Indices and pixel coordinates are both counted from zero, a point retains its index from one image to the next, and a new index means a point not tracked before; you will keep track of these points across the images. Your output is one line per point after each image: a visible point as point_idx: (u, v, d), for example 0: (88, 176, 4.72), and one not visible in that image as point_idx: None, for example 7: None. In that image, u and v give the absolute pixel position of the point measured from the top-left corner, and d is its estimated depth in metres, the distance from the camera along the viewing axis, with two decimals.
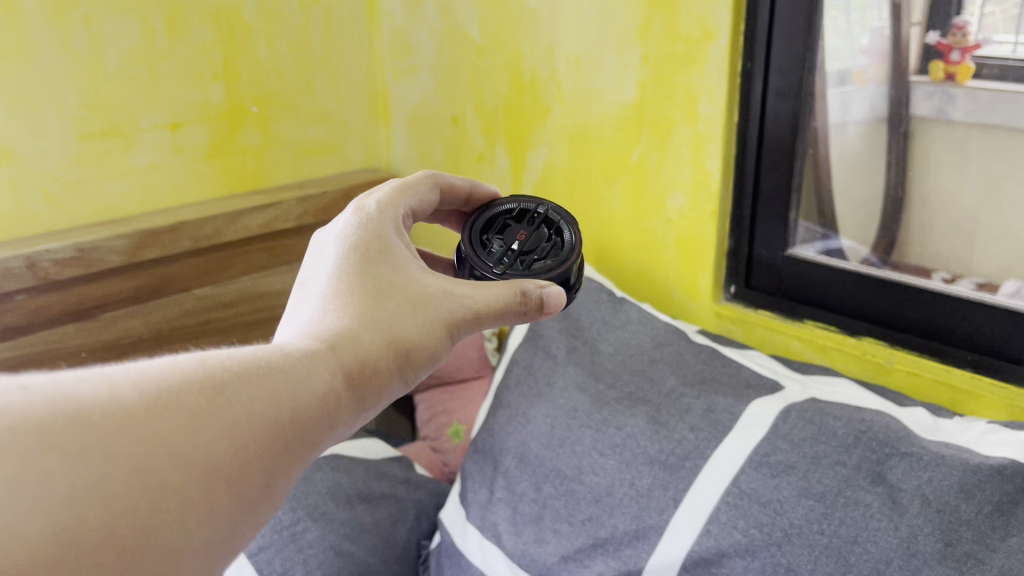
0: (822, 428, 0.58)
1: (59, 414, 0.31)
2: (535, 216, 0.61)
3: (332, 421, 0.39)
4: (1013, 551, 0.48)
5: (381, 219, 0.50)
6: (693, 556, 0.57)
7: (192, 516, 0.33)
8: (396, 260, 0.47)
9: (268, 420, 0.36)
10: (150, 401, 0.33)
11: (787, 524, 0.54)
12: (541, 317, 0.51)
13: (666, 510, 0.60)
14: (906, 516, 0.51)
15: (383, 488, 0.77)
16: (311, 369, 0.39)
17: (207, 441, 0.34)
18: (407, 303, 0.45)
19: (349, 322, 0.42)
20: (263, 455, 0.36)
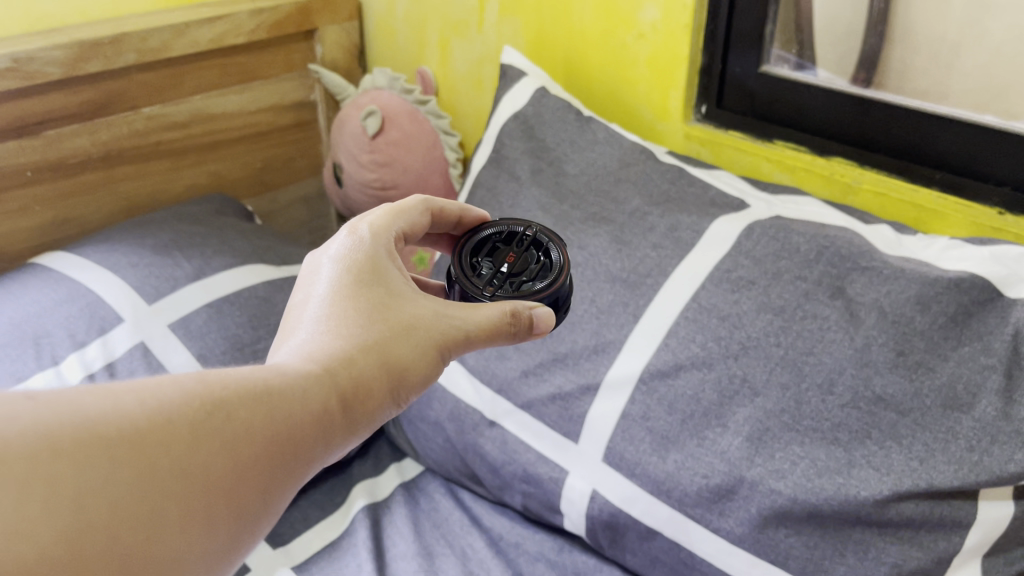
0: (785, 245, 0.57)
1: (64, 419, 0.31)
2: (523, 237, 0.56)
3: (327, 440, 0.38)
4: (964, 360, 0.49)
5: (375, 240, 0.48)
6: (650, 368, 0.58)
7: (186, 535, 0.32)
8: (391, 285, 0.45)
9: (264, 435, 0.36)
10: (153, 416, 0.33)
11: (745, 337, 0.55)
12: (531, 337, 0.48)
13: (625, 325, 0.60)
14: (862, 328, 0.52)
15: None
16: (306, 390, 0.38)
17: (209, 456, 0.33)
18: (399, 326, 0.43)
19: (343, 341, 0.41)
20: (261, 472, 0.35)
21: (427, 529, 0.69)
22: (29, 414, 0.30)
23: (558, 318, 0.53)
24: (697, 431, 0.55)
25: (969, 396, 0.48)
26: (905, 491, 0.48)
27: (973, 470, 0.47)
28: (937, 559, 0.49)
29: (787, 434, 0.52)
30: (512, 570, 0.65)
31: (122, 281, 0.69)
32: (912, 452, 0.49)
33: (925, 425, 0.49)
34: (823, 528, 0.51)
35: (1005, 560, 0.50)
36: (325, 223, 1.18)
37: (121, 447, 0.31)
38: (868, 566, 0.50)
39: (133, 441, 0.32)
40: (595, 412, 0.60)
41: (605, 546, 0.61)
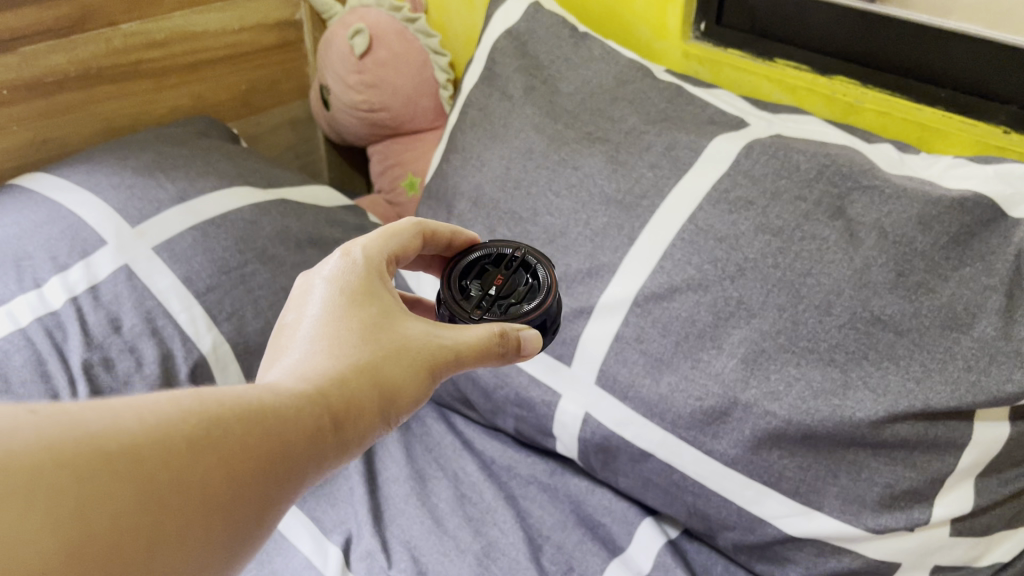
0: (786, 164, 0.55)
1: (63, 433, 0.29)
2: (512, 258, 0.54)
3: (321, 459, 0.36)
4: (964, 281, 0.49)
5: (370, 260, 0.46)
6: (645, 291, 0.57)
7: (181, 555, 0.31)
8: (385, 306, 0.43)
9: (262, 452, 0.34)
10: (154, 431, 0.31)
11: (742, 259, 0.54)
12: (518, 359, 0.47)
13: (620, 248, 0.59)
14: (862, 249, 0.51)
15: (336, 235, 0.74)
16: (298, 411, 0.36)
17: (206, 473, 0.32)
18: (392, 347, 0.41)
19: (336, 362, 0.39)
20: (258, 489, 0.34)
21: (419, 453, 0.69)
22: (30, 428, 0.29)
23: (547, 339, 0.52)
24: (692, 353, 0.55)
25: (969, 317, 0.48)
26: (900, 412, 0.48)
27: (970, 391, 0.47)
28: (931, 478, 0.49)
29: (781, 356, 0.51)
30: (505, 492, 0.65)
31: (103, 202, 0.67)
32: (909, 372, 0.48)
33: (922, 346, 0.48)
34: (816, 450, 0.51)
35: (998, 481, 0.50)
36: (313, 148, 1.16)
37: (120, 462, 0.30)
38: (860, 486, 0.50)
39: (132, 456, 0.30)
40: (588, 335, 0.59)
41: (597, 467, 0.62)
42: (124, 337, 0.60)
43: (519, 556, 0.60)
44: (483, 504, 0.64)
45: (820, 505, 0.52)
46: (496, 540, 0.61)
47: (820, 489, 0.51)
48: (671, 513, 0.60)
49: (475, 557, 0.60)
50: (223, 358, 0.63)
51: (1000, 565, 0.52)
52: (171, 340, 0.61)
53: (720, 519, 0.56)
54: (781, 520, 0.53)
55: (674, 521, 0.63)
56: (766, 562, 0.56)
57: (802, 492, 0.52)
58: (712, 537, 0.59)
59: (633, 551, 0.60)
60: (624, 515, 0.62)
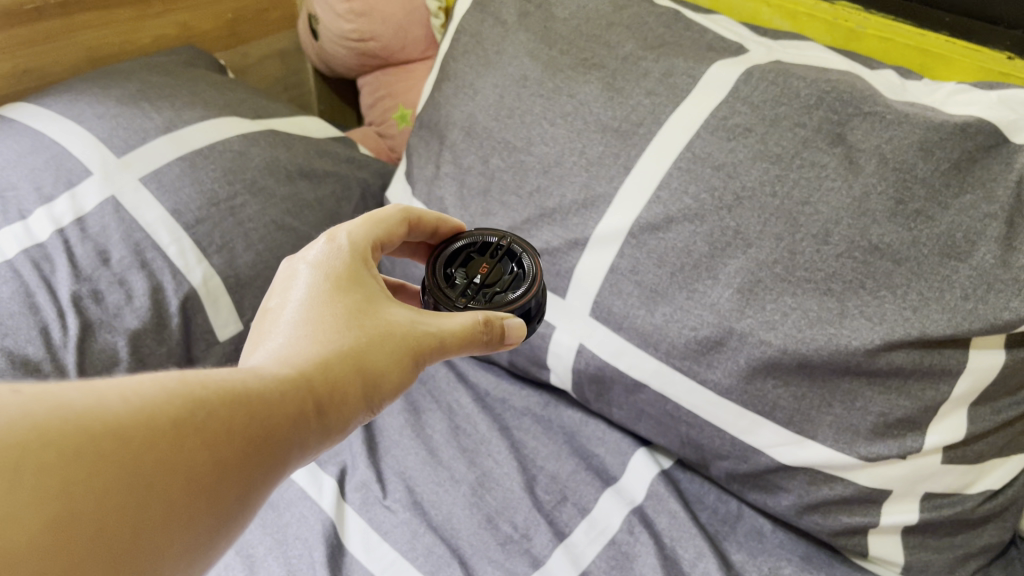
0: (785, 90, 0.54)
1: (51, 412, 0.27)
2: (497, 248, 0.54)
3: (308, 442, 0.35)
4: (965, 208, 0.48)
5: (354, 249, 0.46)
6: (641, 221, 0.56)
7: (172, 537, 0.29)
8: (368, 294, 0.43)
9: (254, 431, 0.32)
10: (144, 409, 0.29)
11: (739, 188, 0.53)
12: (499, 348, 0.47)
13: (615, 178, 0.58)
14: (861, 176, 0.50)
15: (326, 167, 0.73)
16: (282, 394, 0.35)
17: (198, 454, 0.30)
18: (377, 333, 0.41)
19: (322, 347, 0.39)
20: (250, 468, 0.32)
21: (413, 387, 0.69)
22: (15, 404, 0.26)
23: (532, 328, 0.51)
24: (686, 284, 0.54)
25: (968, 245, 0.47)
26: (896, 340, 0.47)
27: (967, 319, 0.46)
28: (924, 407, 0.49)
29: (778, 286, 0.51)
30: (500, 424, 0.66)
31: (88, 132, 0.65)
32: (905, 300, 0.48)
33: (921, 274, 0.48)
34: (812, 379, 0.51)
35: (992, 409, 0.50)
36: (301, 80, 1.14)
37: (111, 440, 0.28)
38: (854, 416, 0.51)
39: (123, 433, 0.28)
40: (582, 267, 0.59)
41: (590, 398, 0.62)
42: (113, 269, 0.59)
43: (513, 487, 0.60)
44: (478, 435, 0.65)
45: (813, 434, 0.52)
46: (491, 471, 0.62)
47: (814, 418, 0.52)
48: (665, 443, 0.60)
49: (470, 487, 0.60)
50: (213, 292, 0.62)
51: (989, 493, 0.52)
52: (160, 272, 0.60)
53: (714, 449, 0.57)
54: (773, 449, 0.54)
55: (667, 451, 0.64)
56: (758, 490, 0.57)
57: (795, 421, 0.52)
58: (704, 466, 0.59)
59: (626, 482, 0.61)
60: (617, 444, 0.63)
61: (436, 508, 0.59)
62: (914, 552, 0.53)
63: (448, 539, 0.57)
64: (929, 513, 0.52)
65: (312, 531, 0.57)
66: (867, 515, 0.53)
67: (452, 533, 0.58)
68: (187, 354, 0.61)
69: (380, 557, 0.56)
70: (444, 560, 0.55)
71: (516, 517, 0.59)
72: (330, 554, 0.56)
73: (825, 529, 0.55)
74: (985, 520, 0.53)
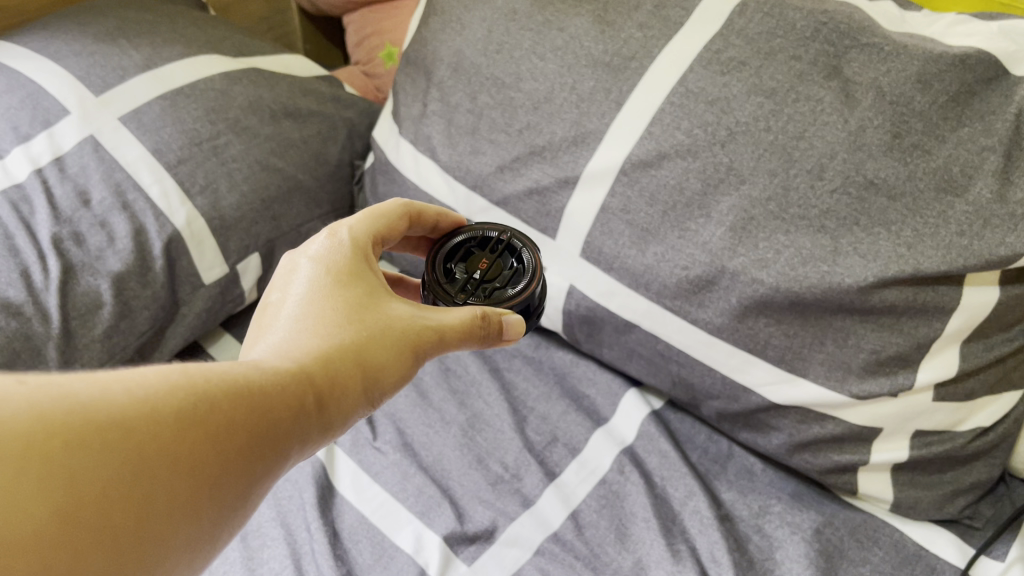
0: (781, 23, 0.52)
1: (54, 405, 0.27)
2: (496, 242, 0.51)
3: (304, 437, 0.35)
4: (963, 141, 0.47)
5: (357, 242, 0.44)
6: (633, 159, 0.55)
7: (169, 534, 0.29)
8: (370, 286, 0.42)
9: (250, 426, 0.32)
10: (140, 401, 0.29)
11: (733, 124, 0.51)
12: (500, 343, 0.45)
13: (607, 115, 0.56)
14: (857, 110, 0.48)
15: (311, 106, 0.71)
16: (280, 388, 0.34)
17: (196, 450, 0.30)
18: (375, 325, 0.40)
19: (319, 341, 0.38)
20: (245, 463, 0.32)
21: None
22: (20, 397, 0.27)
23: (529, 326, 0.50)
24: (679, 222, 0.53)
25: (965, 179, 0.46)
26: (890, 278, 0.47)
27: (962, 255, 0.46)
28: (917, 344, 0.49)
29: (771, 223, 0.50)
30: (491, 366, 0.65)
31: (65, 70, 0.64)
32: (900, 238, 0.47)
33: (916, 210, 0.47)
34: (805, 318, 0.50)
35: (984, 345, 0.50)
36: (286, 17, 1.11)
37: (105, 431, 0.28)
38: (846, 354, 0.50)
39: (117, 428, 0.28)
40: (573, 207, 0.57)
41: (581, 339, 0.62)
42: (93, 212, 0.58)
43: (504, 428, 0.60)
44: (468, 377, 0.64)
45: (805, 372, 0.52)
46: (481, 412, 0.62)
47: (806, 357, 0.51)
48: (656, 384, 0.60)
49: (461, 428, 0.60)
50: (197, 235, 0.61)
51: (980, 430, 0.52)
52: (142, 213, 0.59)
53: (704, 388, 0.57)
54: (765, 388, 0.53)
55: (658, 392, 0.63)
56: (749, 430, 0.57)
57: (788, 360, 0.52)
58: (695, 406, 0.59)
59: (616, 422, 0.61)
60: (608, 386, 0.63)
61: (426, 449, 0.59)
62: (904, 490, 0.54)
63: (439, 481, 0.57)
64: (919, 451, 0.52)
65: (302, 472, 0.57)
66: (857, 453, 0.53)
67: (441, 475, 0.58)
68: (172, 297, 0.60)
69: (371, 498, 0.56)
70: (434, 501, 0.55)
71: (506, 458, 0.59)
72: (320, 496, 0.55)
73: (816, 467, 0.55)
74: (975, 457, 0.53)
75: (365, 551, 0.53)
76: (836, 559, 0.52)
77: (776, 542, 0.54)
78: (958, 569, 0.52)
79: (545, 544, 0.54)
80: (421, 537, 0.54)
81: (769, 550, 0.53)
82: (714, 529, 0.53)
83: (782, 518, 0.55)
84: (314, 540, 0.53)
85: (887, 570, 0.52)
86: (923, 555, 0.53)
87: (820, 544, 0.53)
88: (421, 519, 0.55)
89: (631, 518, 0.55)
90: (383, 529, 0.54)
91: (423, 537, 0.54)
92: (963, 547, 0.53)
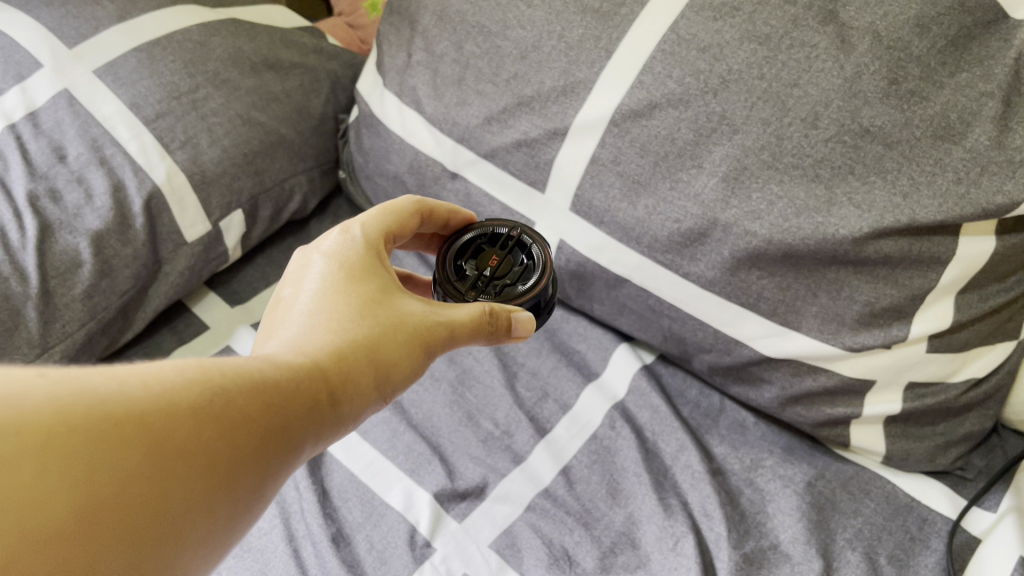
0: None
1: (74, 399, 0.27)
2: (507, 238, 0.50)
3: (319, 433, 0.34)
4: (961, 87, 0.45)
5: (370, 239, 0.43)
6: (623, 109, 0.53)
7: (183, 531, 0.28)
8: (383, 281, 0.41)
9: (266, 421, 0.31)
10: (156, 398, 0.28)
11: (725, 71, 0.50)
12: (509, 342, 0.44)
13: (597, 63, 0.54)
14: (853, 56, 0.47)
15: (292, 58, 0.69)
16: (296, 384, 0.33)
17: (213, 447, 0.29)
18: (388, 321, 0.39)
19: (333, 335, 0.37)
20: (261, 458, 0.31)
21: None
22: (41, 389, 0.26)
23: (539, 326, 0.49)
24: (670, 173, 0.52)
25: (962, 125, 0.45)
26: (885, 228, 0.46)
27: (958, 204, 0.45)
28: (912, 296, 0.48)
29: (764, 174, 0.49)
30: None
31: (36, 21, 0.62)
32: (896, 187, 0.46)
33: (912, 158, 0.46)
34: (798, 270, 0.50)
35: (979, 296, 0.49)
36: None
37: (125, 427, 0.27)
38: (840, 306, 0.50)
39: (136, 424, 0.27)
40: (563, 159, 0.56)
41: (572, 294, 0.61)
42: (70, 168, 0.56)
43: (494, 385, 0.60)
44: None
45: (798, 325, 0.51)
46: (471, 369, 0.61)
47: (799, 310, 0.51)
48: (647, 338, 0.59)
49: (450, 385, 0.60)
50: (178, 190, 0.59)
51: (974, 381, 0.52)
52: (121, 169, 0.57)
53: (696, 342, 0.56)
54: (758, 342, 0.53)
55: (649, 346, 0.63)
56: (741, 384, 0.56)
57: (780, 313, 0.51)
58: (686, 361, 0.58)
59: (607, 377, 0.61)
60: (599, 341, 0.63)
61: (416, 407, 0.58)
62: (896, 442, 0.53)
63: (429, 438, 0.57)
64: (912, 403, 0.52)
65: None
66: (849, 406, 0.53)
67: (431, 432, 0.57)
68: (154, 256, 0.59)
69: (360, 456, 0.55)
70: (425, 458, 0.55)
71: (496, 414, 0.58)
72: (309, 454, 0.55)
73: (808, 420, 0.55)
74: (967, 408, 0.53)
75: (356, 509, 0.53)
76: (828, 512, 0.52)
77: (768, 495, 0.53)
78: (949, 519, 0.52)
79: (536, 500, 0.53)
80: (411, 494, 0.53)
81: (761, 504, 0.53)
82: (705, 483, 0.53)
83: (774, 472, 0.55)
84: (304, 500, 0.52)
85: (879, 521, 0.52)
86: (914, 506, 0.53)
87: (812, 496, 0.53)
88: (411, 477, 0.54)
89: (622, 473, 0.54)
90: (373, 488, 0.54)
91: (413, 494, 0.53)
92: (955, 498, 0.53)
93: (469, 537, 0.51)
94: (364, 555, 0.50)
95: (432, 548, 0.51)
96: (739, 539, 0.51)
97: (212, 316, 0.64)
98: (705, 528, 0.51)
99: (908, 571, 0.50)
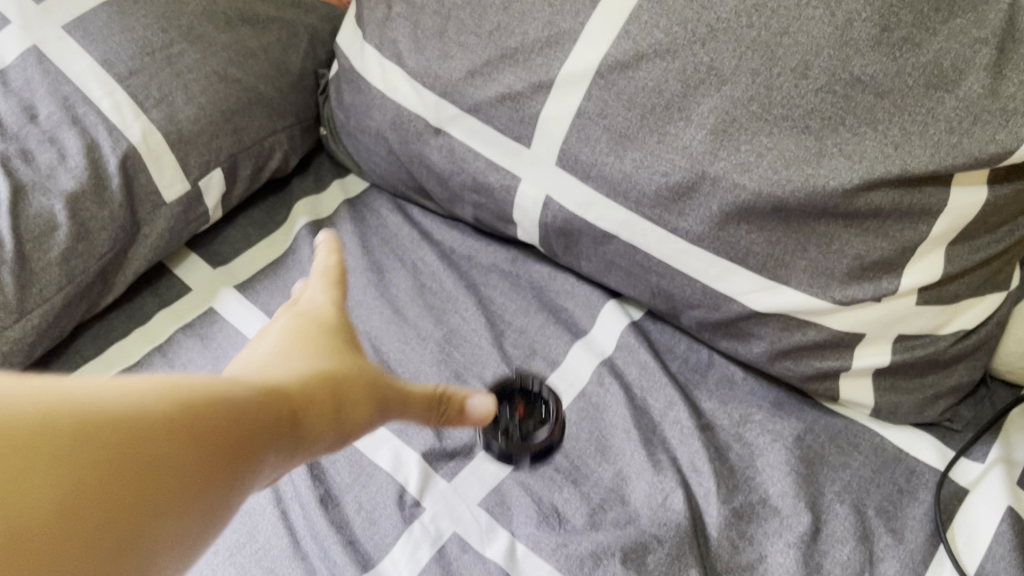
0: None
1: (48, 405, 0.26)
2: None
3: (279, 456, 0.32)
4: (954, 35, 0.44)
5: (331, 280, 0.40)
6: (609, 61, 0.52)
7: (155, 546, 0.27)
8: (342, 330, 0.38)
9: (232, 438, 0.30)
10: (137, 404, 0.28)
11: (714, 20, 0.48)
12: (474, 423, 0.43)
13: (581, 13, 0.53)
14: (845, 3, 0.46)
15: (269, 10, 0.67)
16: (259, 402, 0.31)
17: (185, 457, 0.28)
18: (350, 355, 0.37)
19: (302, 367, 0.35)
20: (229, 479, 0.29)
21: (374, 242, 0.65)
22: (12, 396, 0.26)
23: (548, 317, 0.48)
24: (658, 126, 0.51)
25: (955, 74, 0.44)
26: (876, 181, 0.45)
27: (951, 154, 0.44)
28: (902, 249, 0.48)
29: (753, 125, 0.48)
30: (466, 281, 0.63)
31: None
32: (887, 137, 0.45)
33: (903, 108, 0.45)
34: (787, 224, 0.49)
35: (970, 248, 0.49)
36: None
37: (104, 431, 0.27)
38: (829, 260, 0.49)
39: (113, 430, 0.27)
40: (549, 112, 0.54)
41: (559, 252, 0.60)
42: (41, 129, 0.56)
43: (482, 344, 0.59)
44: (444, 293, 0.62)
45: (788, 279, 0.50)
46: (458, 328, 0.60)
47: (789, 264, 0.50)
48: (635, 296, 0.59)
49: (438, 345, 0.59)
50: (155, 149, 0.58)
51: (964, 333, 0.52)
52: (94, 129, 0.56)
53: (684, 299, 0.55)
54: (747, 297, 0.52)
55: (637, 303, 0.62)
56: (730, 339, 0.56)
57: (770, 268, 0.51)
58: (675, 317, 0.58)
59: (596, 334, 0.60)
60: (587, 299, 0.62)
61: (403, 367, 0.58)
62: (885, 395, 0.53)
63: None
64: (902, 356, 0.52)
65: None
66: (839, 359, 0.52)
67: None
68: (133, 218, 0.58)
69: None
70: None
71: (484, 373, 0.58)
72: None
73: (797, 375, 0.54)
74: (956, 360, 0.53)
75: (345, 470, 0.52)
76: (817, 466, 0.52)
77: (757, 450, 0.53)
78: (937, 471, 0.52)
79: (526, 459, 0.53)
80: (400, 454, 0.53)
81: (750, 459, 0.53)
82: (694, 440, 0.53)
83: (763, 427, 0.54)
84: None
85: (868, 474, 0.52)
86: (902, 458, 0.53)
87: (801, 451, 0.53)
88: (399, 437, 0.54)
89: (611, 431, 0.54)
90: (361, 448, 0.53)
91: (401, 454, 0.53)
92: (942, 449, 0.53)
93: (458, 496, 0.51)
94: (353, 516, 0.50)
95: (423, 508, 0.51)
96: (728, 494, 0.51)
97: (194, 278, 0.63)
98: (693, 484, 0.51)
99: (896, 523, 0.50)
